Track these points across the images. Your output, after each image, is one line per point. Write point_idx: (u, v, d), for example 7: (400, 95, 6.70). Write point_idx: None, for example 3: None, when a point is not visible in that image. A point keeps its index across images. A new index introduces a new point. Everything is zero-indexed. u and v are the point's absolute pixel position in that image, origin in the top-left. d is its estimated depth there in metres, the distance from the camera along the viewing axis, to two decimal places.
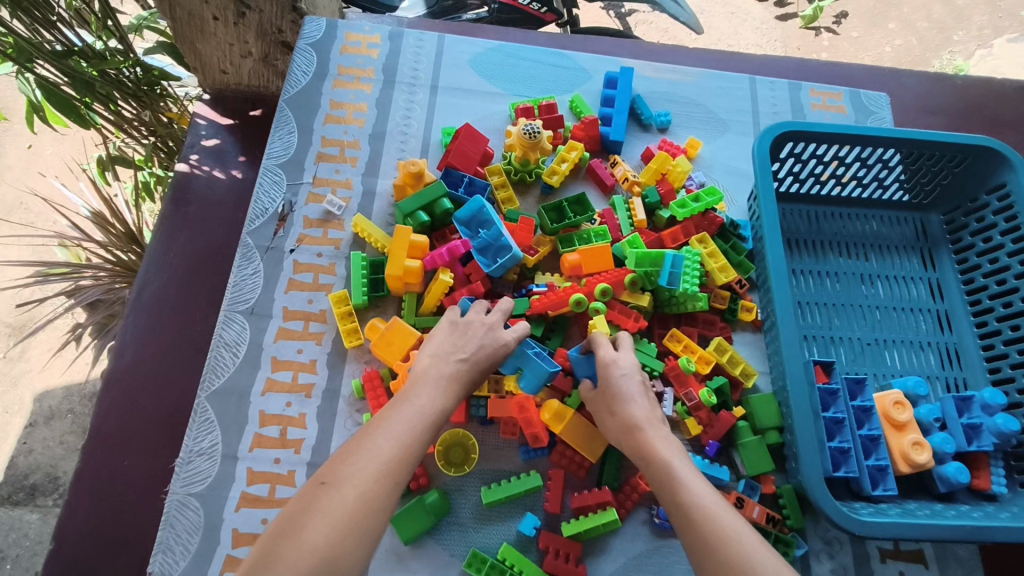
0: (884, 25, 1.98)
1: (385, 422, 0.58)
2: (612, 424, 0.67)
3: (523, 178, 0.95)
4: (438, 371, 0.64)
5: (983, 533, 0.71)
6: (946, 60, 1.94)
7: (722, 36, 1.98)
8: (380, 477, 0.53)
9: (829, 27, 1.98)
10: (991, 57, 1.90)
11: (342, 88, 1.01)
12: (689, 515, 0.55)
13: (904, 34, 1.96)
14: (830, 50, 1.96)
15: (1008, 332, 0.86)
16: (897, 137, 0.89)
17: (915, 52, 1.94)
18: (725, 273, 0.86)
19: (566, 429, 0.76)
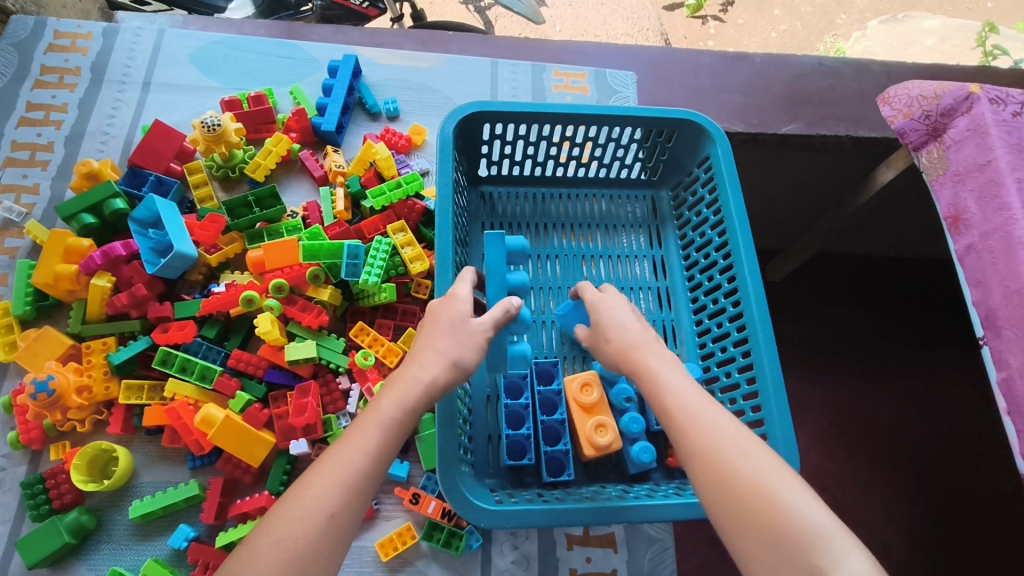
0: (770, 11, 1.81)
1: (360, 430, 0.51)
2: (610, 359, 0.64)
3: (227, 174, 0.90)
4: (420, 355, 0.57)
5: (621, 514, 0.66)
6: (830, 43, 1.77)
7: (589, 27, 1.85)
8: (318, 501, 0.46)
9: (715, 15, 1.82)
10: (866, 40, 1.70)
11: (41, 88, 0.94)
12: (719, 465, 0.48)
13: (790, 19, 1.80)
14: (716, 38, 1.81)
15: (711, 306, 0.85)
16: (598, 112, 0.86)
17: (800, 36, 1.78)
18: (418, 262, 0.84)
19: (218, 435, 0.71)
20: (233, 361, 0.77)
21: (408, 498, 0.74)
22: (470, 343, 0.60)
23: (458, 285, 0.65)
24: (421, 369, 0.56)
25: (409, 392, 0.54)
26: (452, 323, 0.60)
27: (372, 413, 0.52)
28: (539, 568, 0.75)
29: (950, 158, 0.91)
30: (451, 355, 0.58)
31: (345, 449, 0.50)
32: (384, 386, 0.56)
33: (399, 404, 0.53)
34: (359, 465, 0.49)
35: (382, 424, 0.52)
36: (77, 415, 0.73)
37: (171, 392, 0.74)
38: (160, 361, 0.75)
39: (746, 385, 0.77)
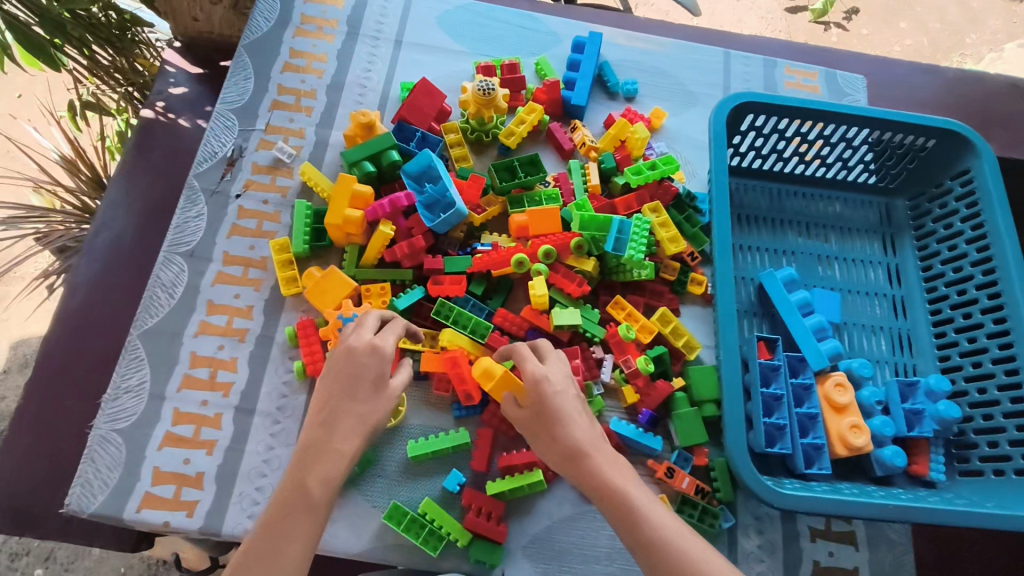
0: (894, 24, 1.73)
1: (290, 515, 0.55)
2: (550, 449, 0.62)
3: (480, 138, 0.92)
4: (339, 427, 0.60)
5: (908, 513, 0.69)
6: (956, 63, 1.69)
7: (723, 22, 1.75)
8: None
9: (839, 23, 1.74)
10: (1001, 62, 1.64)
11: (303, 37, 0.98)
12: (652, 546, 0.54)
13: (915, 34, 1.72)
14: (838, 46, 1.72)
15: (960, 320, 0.85)
16: (865, 116, 0.87)
17: (927, 52, 1.70)
18: (674, 243, 0.84)
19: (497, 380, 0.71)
20: (499, 319, 0.80)
21: (663, 472, 0.76)
22: (380, 406, 0.63)
23: (355, 334, 0.66)
24: (342, 441, 0.60)
25: (326, 462, 0.58)
26: (373, 384, 0.63)
27: (296, 495, 0.56)
28: (784, 555, 0.77)
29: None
30: (368, 421, 0.62)
31: (273, 541, 0.53)
32: (303, 456, 0.59)
33: (321, 485, 0.57)
34: (293, 546, 0.53)
35: (311, 509, 0.55)
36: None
37: (447, 341, 0.77)
38: (438, 312, 0.79)
39: (1009, 404, 0.76)
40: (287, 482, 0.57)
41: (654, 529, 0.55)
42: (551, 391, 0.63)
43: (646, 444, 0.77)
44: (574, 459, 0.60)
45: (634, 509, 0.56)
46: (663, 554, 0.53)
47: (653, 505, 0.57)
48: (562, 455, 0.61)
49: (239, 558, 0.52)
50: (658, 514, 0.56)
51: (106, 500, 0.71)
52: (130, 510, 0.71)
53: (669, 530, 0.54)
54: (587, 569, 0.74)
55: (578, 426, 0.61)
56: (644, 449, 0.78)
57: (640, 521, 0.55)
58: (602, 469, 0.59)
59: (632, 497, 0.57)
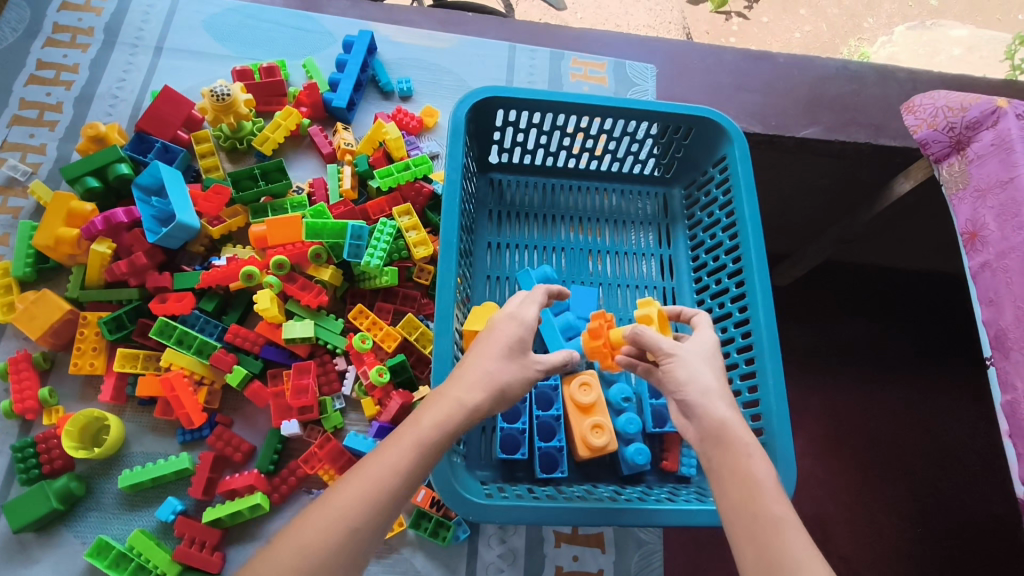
0: (794, 11, 1.60)
1: (392, 449, 0.51)
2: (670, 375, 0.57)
3: (234, 146, 0.88)
4: (467, 374, 0.56)
5: (613, 516, 0.66)
6: (854, 47, 1.56)
7: (610, 15, 1.60)
8: (340, 518, 0.47)
9: (740, 12, 1.60)
10: (891, 45, 1.53)
11: (53, 47, 0.93)
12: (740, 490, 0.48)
13: (814, 20, 1.59)
14: (739, 36, 1.59)
15: (717, 310, 0.84)
16: (618, 106, 0.84)
17: (824, 38, 1.57)
18: (421, 247, 0.82)
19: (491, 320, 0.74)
20: (230, 335, 0.76)
21: None
22: (516, 373, 0.58)
23: (524, 305, 0.63)
24: (465, 391, 0.54)
25: (448, 412, 0.53)
26: (508, 347, 0.58)
27: (410, 428, 0.52)
28: (525, 563, 0.75)
29: (972, 172, 0.89)
30: (499, 381, 0.56)
31: (367, 469, 0.49)
32: (432, 399, 0.55)
33: (432, 424, 0.52)
34: (382, 479, 0.49)
35: (418, 447, 0.51)
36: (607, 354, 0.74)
37: (168, 361, 0.74)
38: (159, 332, 0.74)
39: (748, 393, 0.75)
40: (401, 430, 0.53)
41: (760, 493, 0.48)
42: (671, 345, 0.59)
43: None
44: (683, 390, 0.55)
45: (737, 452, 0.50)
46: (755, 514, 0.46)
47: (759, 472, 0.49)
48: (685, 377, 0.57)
49: (353, 473, 0.50)
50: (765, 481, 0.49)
51: None
52: None
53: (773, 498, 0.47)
54: None
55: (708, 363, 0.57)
56: None
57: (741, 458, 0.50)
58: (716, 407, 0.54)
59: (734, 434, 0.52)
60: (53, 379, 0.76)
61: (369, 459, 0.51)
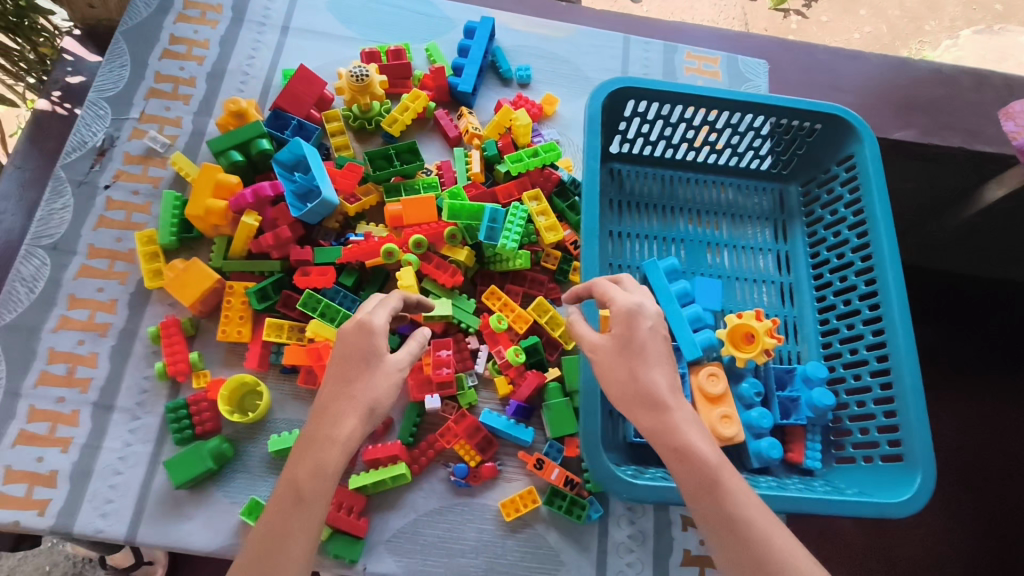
0: (855, 12, 1.56)
1: (284, 514, 0.51)
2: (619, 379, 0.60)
3: (363, 126, 0.90)
4: (331, 410, 0.56)
5: (759, 503, 0.67)
6: (915, 51, 1.52)
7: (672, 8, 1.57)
8: None
9: (799, 10, 1.55)
10: (956, 50, 1.47)
11: (184, 22, 0.95)
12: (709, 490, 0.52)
13: (875, 21, 1.54)
14: (798, 34, 1.53)
15: (841, 307, 0.84)
16: (749, 101, 0.85)
17: (885, 40, 1.53)
18: (552, 232, 0.83)
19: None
20: None
21: (532, 463, 0.75)
22: (380, 377, 0.58)
23: (375, 312, 0.62)
24: (334, 428, 0.55)
25: (326, 457, 0.53)
26: (365, 363, 0.58)
27: (288, 488, 0.52)
28: (654, 544, 0.77)
29: None
30: (370, 404, 0.57)
31: (280, 531, 0.50)
32: (299, 447, 0.55)
33: (314, 479, 0.52)
34: (292, 544, 0.50)
35: (300, 505, 0.51)
36: (759, 350, 0.78)
37: (313, 333, 0.76)
38: (305, 304, 0.77)
39: (879, 390, 0.76)
40: (281, 482, 0.53)
41: (733, 500, 0.51)
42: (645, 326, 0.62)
43: (516, 435, 0.76)
44: (650, 404, 0.58)
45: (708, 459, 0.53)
46: (738, 526, 0.50)
47: (731, 474, 0.53)
48: (638, 403, 0.58)
49: (268, 531, 0.51)
50: (733, 477, 0.53)
51: None
52: None
53: (743, 503, 0.51)
54: (451, 562, 0.73)
55: (653, 373, 0.59)
56: (515, 441, 0.77)
57: (716, 484, 0.52)
58: (680, 428, 0.55)
59: (709, 462, 0.53)
60: (199, 344, 0.79)
61: (264, 518, 0.52)
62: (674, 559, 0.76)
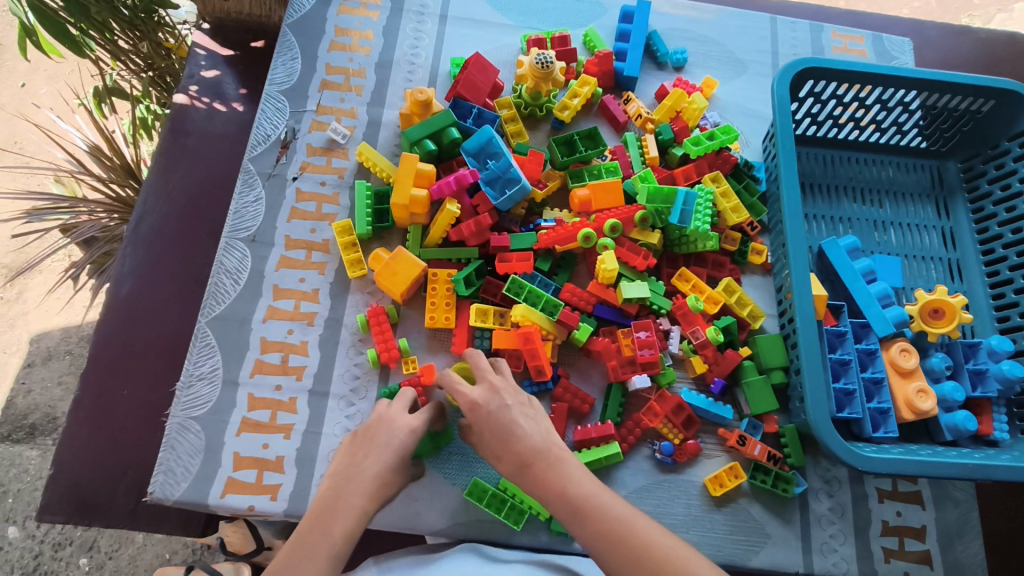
0: None
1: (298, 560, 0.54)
2: (500, 459, 0.62)
3: (534, 113, 0.92)
4: (348, 484, 0.59)
5: (984, 472, 0.71)
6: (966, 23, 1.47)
7: None
8: None
9: None
10: (1012, 23, 1.47)
11: (347, 14, 0.96)
12: (605, 523, 0.56)
13: None
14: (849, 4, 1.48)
15: (1020, 282, 0.85)
16: (926, 78, 0.86)
17: (936, 12, 1.47)
18: (736, 214, 0.86)
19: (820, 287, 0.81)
20: (567, 295, 0.80)
21: (734, 440, 0.76)
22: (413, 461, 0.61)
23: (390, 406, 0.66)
24: (348, 488, 0.59)
25: (350, 527, 0.57)
26: (393, 450, 0.62)
27: (319, 538, 0.55)
28: (854, 517, 0.78)
29: None
30: (383, 482, 0.60)
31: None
32: (312, 513, 0.58)
33: (333, 536, 0.56)
34: None
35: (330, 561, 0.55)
36: (951, 327, 0.81)
37: (521, 317, 0.77)
38: (509, 289, 0.79)
39: None
40: (306, 523, 0.57)
41: (605, 517, 0.56)
42: (494, 404, 0.64)
43: (717, 412, 0.78)
44: (520, 462, 0.61)
45: (582, 496, 0.58)
46: (621, 539, 0.55)
47: (605, 496, 0.58)
48: (511, 463, 0.61)
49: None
50: (610, 501, 0.57)
51: (188, 487, 0.71)
52: (214, 496, 0.71)
53: (616, 514, 0.56)
54: None
55: (527, 432, 0.62)
56: (714, 418, 0.79)
57: (585, 517, 0.57)
58: (550, 468, 0.59)
59: (573, 492, 0.58)
60: (403, 332, 0.80)
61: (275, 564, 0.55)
62: (874, 530, 0.77)
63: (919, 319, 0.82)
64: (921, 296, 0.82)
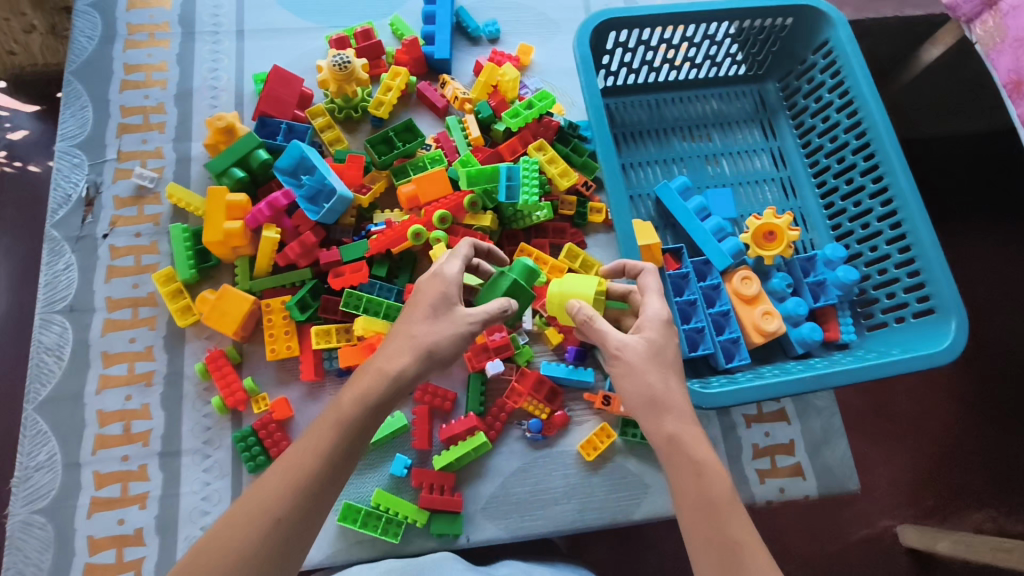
0: None
1: (320, 446, 0.53)
2: (628, 391, 0.57)
3: (350, 115, 0.89)
4: (392, 345, 0.57)
5: (824, 381, 0.73)
6: None
7: None
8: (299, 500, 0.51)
9: None
10: None
11: (134, 48, 0.90)
12: (721, 533, 0.50)
13: None
14: None
15: (844, 188, 0.89)
16: (722, 8, 0.86)
17: None
18: (565, 178, 0.85)
19: (655, 235, 0.79)
20: (410, 296, 0.79)
21: (600, 401, 0.78)
22: (446, 334, 0.57)
23: (448, 261, 0.62)
24: (388, 361, 0.56)
25: (373, 387, 0.55)
26: (433, 306, 0.58)
27: (357, 409, 0.55)
28: (726, 448, 0.81)
29: (1009, 25, 0.92)
30: (428, 342, 0.57)
31: (297, 461, 0.53)
32: (358, 373, 0.57)
33: (359, 400, 0.55)
34: (313, 473, 0.52)
35: (339, 426, 0.54)
36: (784, 245, 0.82)
37: (363, 330, 0.76)
38: (347, 304, 0.77)
39: (898, 255, 0.81)
40: (340, 401, 0.56)
41: (730, 526, 0.51)
42: (644, 344, 0.58)
43: (579, 378, 0.79)
44: (659, 410, 0.56)
45: (711, 500, 0.52)
46: (728, 553, 0.50)
47: (733, 507, 0.52)
48: (638, 405, 0.57)
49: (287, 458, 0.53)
50: (734, 515, 0.51)
51: None
52: None
53: (740, 533, 0.50)
54: (548, 511, 0.76)
55: (676, 384, 0.58)
56: (578, 383, 0.80)
57: (715, 515, 0.51)
58: (679, 446, 0.54)
59: (710, 489, 0.52)
60: (248, 370, 0.78)
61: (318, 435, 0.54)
62: (746, 455, 0.81)
63: (754, 244, 0.83)
64: (754, 220, 0.84)
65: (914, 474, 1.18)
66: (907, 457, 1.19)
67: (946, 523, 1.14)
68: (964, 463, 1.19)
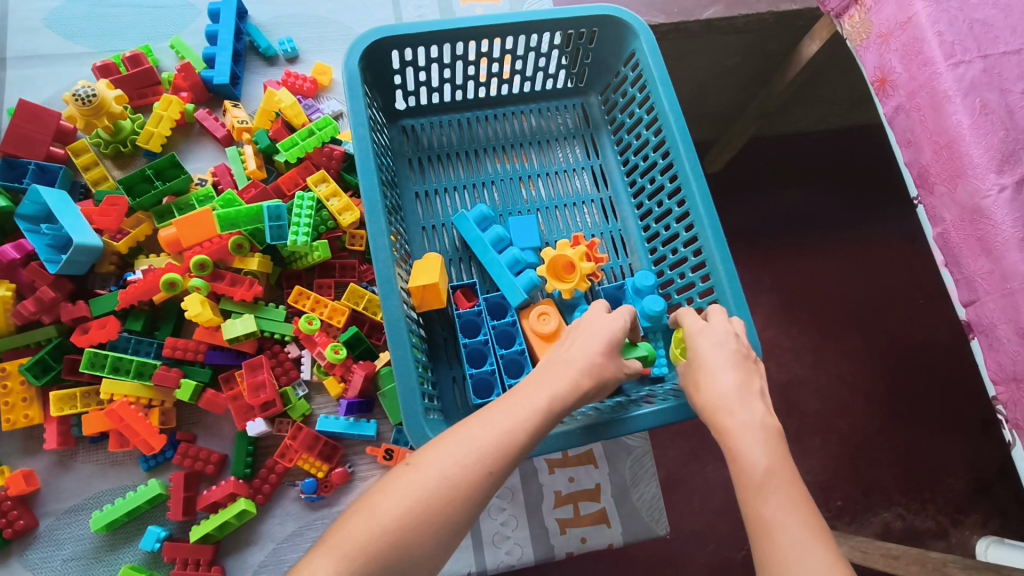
0: None
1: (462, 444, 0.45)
2: (710, 386, 0.52)
3: (119, 150, 0.81)
4: (556, 369, 0.51)
5: (600, 433, 0.63)
6: None
7: None
8: (450, 486, 0.43)
9: None
10: None
11: None
12: (756, 512, 0.44)
13: None
14: None
15: (656, 210, 0.83)
16: (513, 23, 0.79)
17: None
18: (348, 213, 0.78)
19: (437, 272, 0.73)
20: (168, 350, 0.73)
21: (382, 454, 0.73)
22: (615, 369, 0.54)
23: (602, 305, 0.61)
24: (578, 364, 0.52)
25: (562, 385, 0.50)
26: (609, 342, 0.55)
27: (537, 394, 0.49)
28: (524, 497, 0.77)
29: (873, 20, 0.80)
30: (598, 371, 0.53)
31: (454, 445, 0.45)
32: (543, 373, 0.52)
33: (561, 394, 0.49)
34: (486, 462, 0.44)
35: (546, 413, 0.48)
36: (579, 281, 0.76)
37: (108, 393, 0.70)
38: (89, 364, 0.70)
39: (700, 283, 0.75)
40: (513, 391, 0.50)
41: (763, 506, 0.44)
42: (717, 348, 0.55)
43: (358, 433, 0.73)
44: (722, 403, 0.51)
45: (755, 478, 0.45)
46: (768, 538, 0.42)
47: (774, 487, 0.44)
48: (704, 403, 0.52)
49: (473, 421, 0.47)
50: (776, 496, 0.44)
51: None
52: None
53: (773, 513, 0.43)
54: None
55: (731, 380, 0.52)
56: (359, 438, 0.74)
57: (754, 494, 0.45)
58: (732, 428, 0.49)
59: (757, 465, 0.46)
60: None
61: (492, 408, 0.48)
62: (546, 503, 0.77)
63: (553, 278, 0.77)
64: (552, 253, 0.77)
65: (817, 478, 1.19)
66: (810, 460, 1.20)
67: (851, 526, 1.16)
68: (870, 465, 1.21)
